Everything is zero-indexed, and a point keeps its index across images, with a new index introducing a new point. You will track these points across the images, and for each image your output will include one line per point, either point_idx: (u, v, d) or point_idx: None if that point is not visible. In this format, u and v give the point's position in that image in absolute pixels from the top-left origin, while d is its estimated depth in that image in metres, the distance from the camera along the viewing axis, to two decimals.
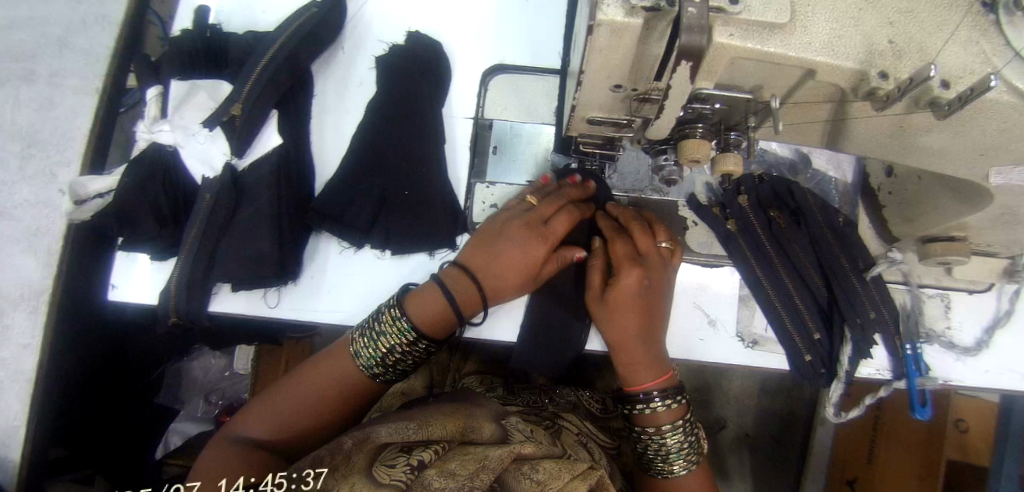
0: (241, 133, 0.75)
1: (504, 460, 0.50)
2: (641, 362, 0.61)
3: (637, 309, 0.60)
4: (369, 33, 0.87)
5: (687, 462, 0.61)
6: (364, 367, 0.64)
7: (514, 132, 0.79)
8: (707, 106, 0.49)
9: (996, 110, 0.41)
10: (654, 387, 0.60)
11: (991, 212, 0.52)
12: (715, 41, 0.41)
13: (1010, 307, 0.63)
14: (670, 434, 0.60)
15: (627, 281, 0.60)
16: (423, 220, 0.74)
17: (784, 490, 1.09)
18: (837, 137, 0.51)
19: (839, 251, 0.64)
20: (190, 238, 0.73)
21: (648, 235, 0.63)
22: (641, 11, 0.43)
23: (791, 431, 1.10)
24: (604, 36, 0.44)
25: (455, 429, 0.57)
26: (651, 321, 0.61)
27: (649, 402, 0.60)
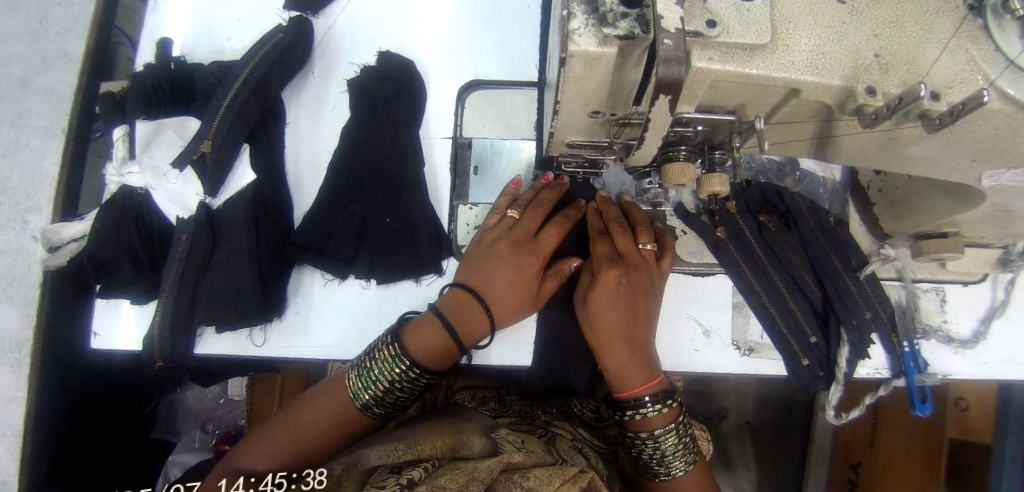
0: (213, 172, 0.73)
1: (494, 470, 0.53)
2: (629, 366, 0.59)
3: (619, 313, 0.59)
4: (339, 54, 0.83)
5: (685, 463, 0.60)
6: (360, 402, 0.63)
7: (494, 150, 0.77)
8: (689, 128, 0.47)
9: (987, 119, 0.40)
10: (646, 392, 0.59)
11: (983, 209, 0.52)
12: (695, 67, 0.39)
13: (1006, 296, 0.62)
14: (664, 437, 0.59)
15: (607, 284, 0.59)
16: (407, 248, 0.72)
17: (787, 475, 1.11)
18: (825, 150, 0.49)
19: (830, 251, 0.63)
20: (169, 285, 0.73)
21: (629, 237, 0.62)
22: (615, 40, 0.41)
23: (792, 417, 1.12)
24: (578, 66, 0.43)
25: (445, 447, 0.59)
26: (636, 326, 0.60)
27: (639, 408, 0.59)
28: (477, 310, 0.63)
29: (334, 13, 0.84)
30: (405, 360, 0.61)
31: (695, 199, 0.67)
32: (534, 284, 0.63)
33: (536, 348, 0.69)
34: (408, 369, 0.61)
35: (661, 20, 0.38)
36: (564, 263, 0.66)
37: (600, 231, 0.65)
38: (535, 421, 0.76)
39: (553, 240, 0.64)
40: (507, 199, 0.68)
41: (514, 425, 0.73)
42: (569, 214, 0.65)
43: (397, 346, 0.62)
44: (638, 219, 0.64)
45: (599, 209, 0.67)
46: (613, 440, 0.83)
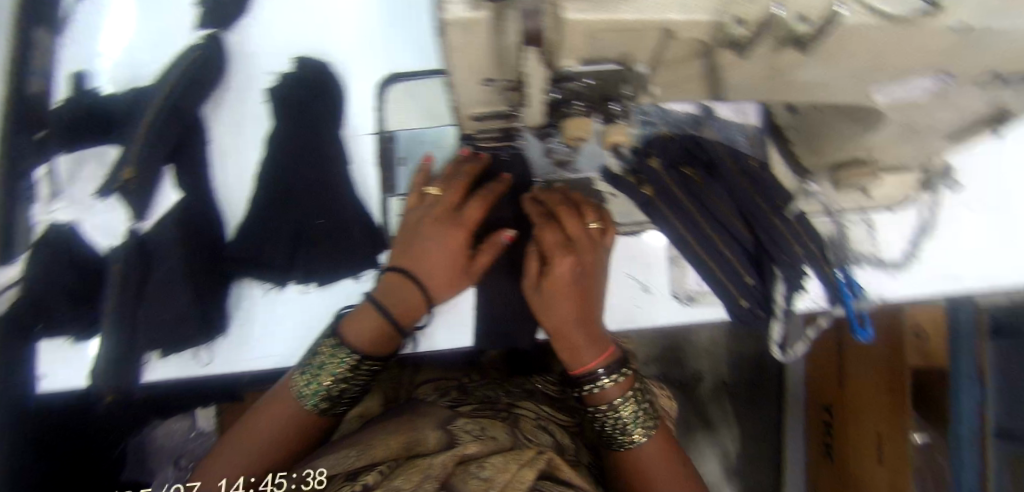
0: (138, 196, 0.74)
1: (448, 464, 0.54)
2: (581, 344, 0.59)
3: (570, 295, 0.59)
4: (254, 64, 0.82)
5: (646, 429, 0.60)
6: (308, 405, 0.62)
7: (417, 139, 0.76)
8: (579, 82, 0.47)
9: (864, 35, 0.39)
10: (600, 364, 0.59)
11: (888, 129, 0.52)
12: (567, 19, 0.38)
13: (931, 216, 0.63)
14: (623, 406, 0.59)
15: (558, 269, 0.58)
16: (341, 244, 0.72)
17: (766, 424, 1.14)
18: (718, 91, 0.49)
19: (757, 193, 0.61)
20: (108, 315, 0.72)
21: (574, 218, 0.61)
22: (484, 3, 0.39)
23: (765, 373, 1.14)
24: (457, 33, 0.42)
25: (400, 446, 0.60)
26: (588, 306, 0.60)
27: (593, 382, 0.59)
28: (413, 291, 0.63)
29: (247, 25, 0.83)
30: (346, 351, 0.61)
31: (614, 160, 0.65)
32: (463, 258, 0.62)
33: (483, 328, 0.69)
34: (350, 357, 0.61)
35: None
36: (495, 236, 0.65)
37: (544, 216, 0.61)
38: (497, 405, 0.76)
39: (479, 213, 0.63)
40: (422, 177, 0.68)
41: (475, 412, 0.72)
42: (492, 188, 0.63)
43: (337, 339, 0.62)
44: (580, 201, 0.63)
45: (537, 197, 0.64)
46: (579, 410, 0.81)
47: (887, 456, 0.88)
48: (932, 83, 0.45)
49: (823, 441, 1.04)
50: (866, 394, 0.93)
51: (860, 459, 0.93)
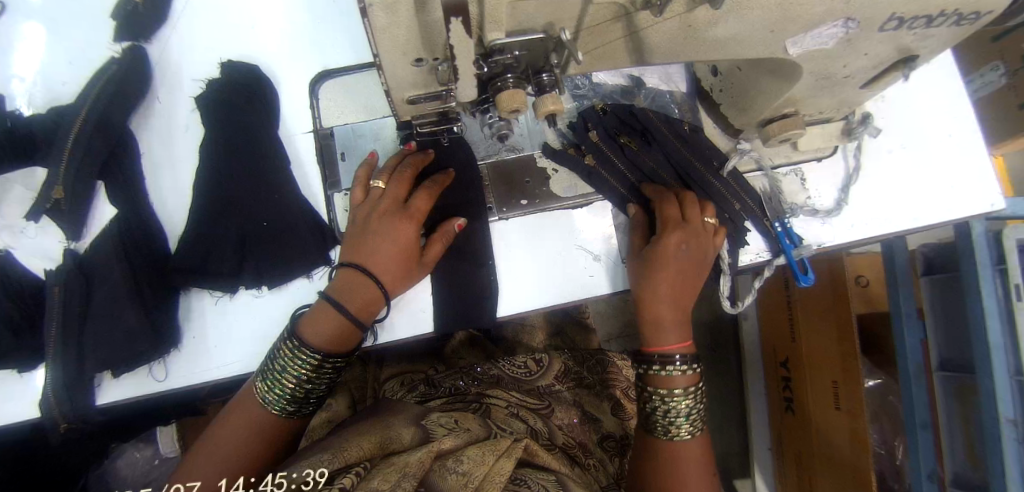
0: (71, 216, 0.70)
1: (425, 462, 0.51)
2: (666, 323, 0.58)
3: (677, 275, 0.59)
4: (180, 74, 0.80)
5: (692, 427, 0.57)
6: (276, 409, 0.61)
7: (356, 134, 0.75)
8: (507, 55, 0.47)
9: None
10: (677, 351, 0.58)
11: (806, 80, 0.55)
12: None
13: (857, 162, 0.66)
14: (682, 398, 0.56)
15: (672, 243, 0.58)
16: (288, 246, 0.71)
17: (728, 383, 1.24)
18: (642, 54, 0.50)
19: (691, 155, 0.66)
20: (51, 342, 0.67)
21: (697, 208, 0.61)
22: None
23: (721, 335, 1.25)
24: (379, 14, 0.41)
25: (374, 447, 0.56)
26: (684, 294, 0.59)
27: (666, 364, 0.57)
28: (366, 284, 0.62)
29: (169, 36, 0.80)
30: (308, 350, 0.59)
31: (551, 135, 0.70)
32: (414, 247, 0.63)
33: (438, 316, 0.68)
34: (310, 357, 0.59)
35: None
36: (445, 226, 0.65)
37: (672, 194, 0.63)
38: (467, 396, 0.76)
39: (427, 203, 0.64)
40: (365, 171, 0.68)
41: (445, 406, 0.72)
42: (437, 181, 0.65)
43: (294, 341, 0.60)
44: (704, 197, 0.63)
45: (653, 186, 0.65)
46: (546, 392, 0.81)
47: (844, 403, 0.90)
48: (840, 31, 0.47)
49: (783, 396, 1.06)
50: (816, 349, 0.96)
51: (822, 417, 0.95)
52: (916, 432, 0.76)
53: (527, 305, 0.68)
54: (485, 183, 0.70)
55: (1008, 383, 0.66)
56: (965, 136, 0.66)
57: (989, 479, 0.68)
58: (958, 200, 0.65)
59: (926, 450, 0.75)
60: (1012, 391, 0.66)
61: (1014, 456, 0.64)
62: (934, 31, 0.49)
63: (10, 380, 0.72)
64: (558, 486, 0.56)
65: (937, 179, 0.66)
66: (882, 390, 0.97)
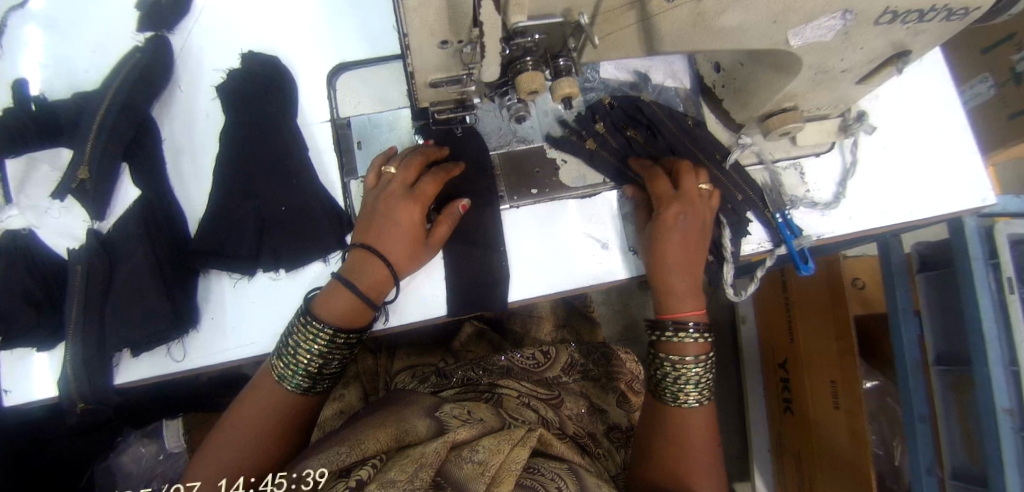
0: (97, 195, 0.72)
1: (442, 452, 0.49)
2: (681, 292, 0.61)
3: (683, 243, 0.60)
4: (202, 63, 0.81)
5: (701, 395, 0.61)
6: (292, 386, 0.63)
7: (373, 124, 0.78)
8: (528, 38, 0.50)
9: None
10: (691, 318, 0.61)
11: (806, 74, 0.58)
12: None
13: (853, 157, 0.70)
14: (693, 364, 0.59)
15: (671, 214, 0.60)
16: (307, 229, 0.73)
17: (728, 387, 1.25)
18: (653, 42, 0.54)
19: (693, 148, 0.69)
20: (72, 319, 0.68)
21: (693, 174, 0.62)
22: None
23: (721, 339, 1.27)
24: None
25: (391, 438, 0.55)
26: (693, 259, 0.61)
27: (680, 330, 0.60)
28: (377, 264, 0.63)
29: (192, 26, 0.82)
30: (321, 325, 0.61)
31: (558, 127, 0.72)
32: (419, 228, 0.64)
33: (450, 297, 0.69)
34: (322, 331, 0.61)
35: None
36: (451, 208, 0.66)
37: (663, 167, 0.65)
38: (480, 386, 0.75)
39: (435, 188, 0.65)
40: (382, 158, 0.70)
41: (459, 396, 0.72)
42: (447, 169, 0.67)
43: (309, 316, 0.62)
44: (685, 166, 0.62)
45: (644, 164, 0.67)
46: (554, 383, 0.81)
47: (843, 401, 0.91)
48: (839, 23, 0.51)
49: (782, 398, 1.07)
50: (816, 349, 0.97)
51: (825, 420, 0.95)
52: (915, 426, 0.77)
53: (534, 292, 0.70)
54: (497, 172, 0.71)
55: (1003, 373, 0.67)
56: (955, 135, 0.70)
57: (986, 470, 0.69)
58: (948, 194, 0.68)
59: (925, 444, 0.76)
60: (1007, 381, 0.67)
61: (1011, 446, 0.65)
62: (925, 27, 0.53)
63: (26, 355, 0.72)
64: (571, 474, 0.54)
65: (929, 175, 0.69)
66: (880, 392, 0.98)
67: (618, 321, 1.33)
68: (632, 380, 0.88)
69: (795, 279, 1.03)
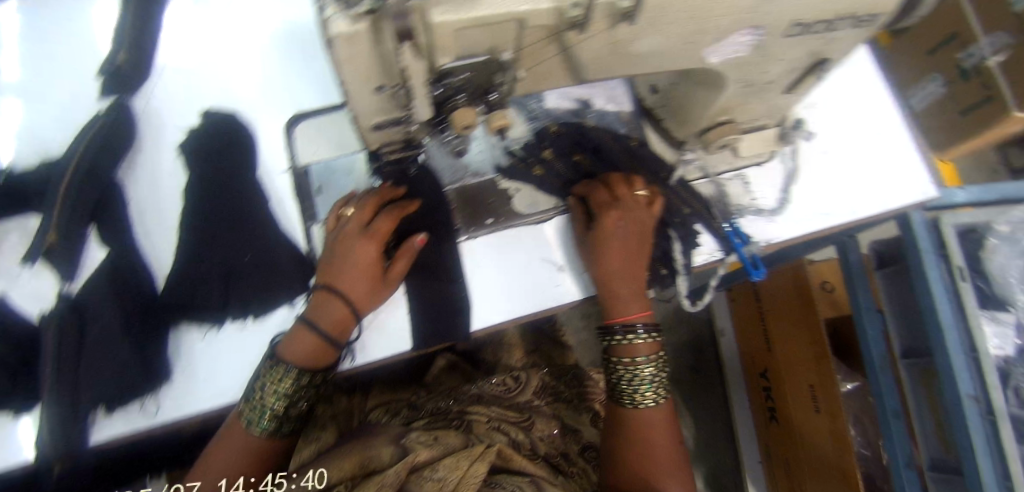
0: (64, 258, 0.74)
1: (402, 473, 0.53)
2: (629, 296, 0.64)
3: (626, 248, 0.64)
4: (163, 122, 0.84)
5: (655, 394, 0.64)
6: (259, 431, 0.63)
7: (330, 169, 0.80)
8: (457, 77, 0.53)
9: (678, 3, 0.48)
10: (639, 319, 0.64)
11: (734, 88, 0.61)
12: (434, 21, 0.45)
13: (794, 163, 0.73)
14: (644, 364, 0.63)
15: (612, 219, 0.64)
16: (271, 275, 0.74)
17: (717, 403, 1.27)
18: (580, 71, 0.57)
19: (640, 168, 0.74)
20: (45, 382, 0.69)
21: (626, 185, 0.68)
22: (363, 16, 0.45)
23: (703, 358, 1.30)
24: (343, 47, 0.47)
25: (356, 465, 0.57)
26: (635, 262, 0.65)
27: (629, 332, 0.63)
28: (337, 304, 0.64)
29: (154, 88, 0.86)
30: (286, 367, 0.62)
31: (508, 156, 0.75)
32: (378, 264, 0.66)
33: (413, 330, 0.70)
34: (288, 372, 0.62)
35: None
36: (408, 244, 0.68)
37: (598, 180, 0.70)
38: (449, 414, 0.75)
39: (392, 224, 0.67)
40: (340, 202, 0.72)
41: (428, 425, 0.71)
42: (403, 206, 0.69)
43: (274, 359, 0.63)
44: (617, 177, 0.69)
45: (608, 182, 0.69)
46: (525, 407, 0.82)
47: (822, 405, 0.93)
48: (750, 39, 0.54)
49: (767, 407, 1.10)
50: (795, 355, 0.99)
51: (809, 428, 0.96)
52: (888, 421, 0.78)
53: (497, 319, 0.70)
54: (452, 207, 0.73)
55: (964, 359, 0.69)
56: (891, 129, 0.74)
57: (960, 459, 0.69)
58: (891, 187, 0.71)
59: (902, 439, 0.77)
60: (971, 368, 0.68)
61: (979, 432, 0.66)
62: (837, 34, 0.56)
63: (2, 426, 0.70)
64: (529, 485, 0.58)
65: (872, 174, 0.72)
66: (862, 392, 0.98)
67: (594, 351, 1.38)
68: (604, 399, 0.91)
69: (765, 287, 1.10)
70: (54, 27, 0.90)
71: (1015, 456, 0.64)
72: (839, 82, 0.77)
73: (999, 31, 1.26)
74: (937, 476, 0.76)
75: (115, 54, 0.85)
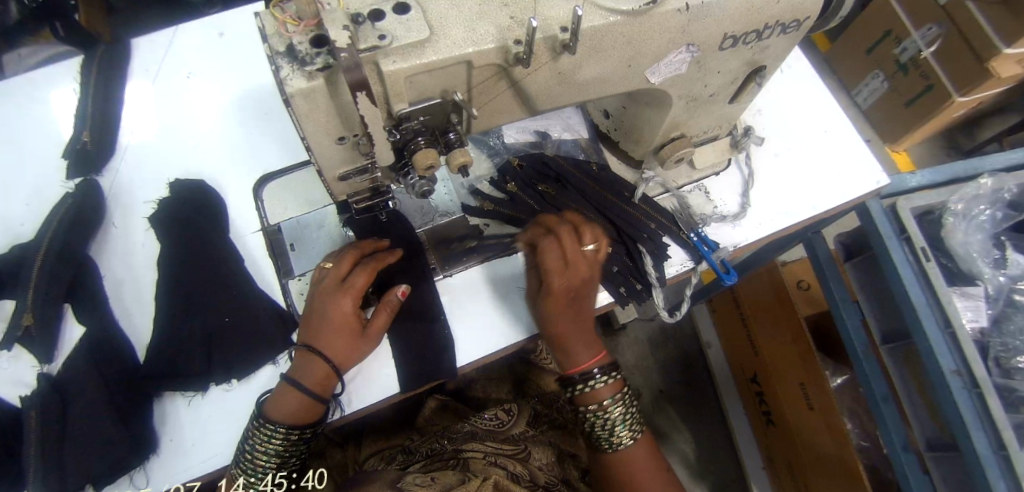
0: (43, 339, 0.73)
1: None
2: (580, 350, 0.66)
3: (574, 309, 0.66)
4: (133, 197, 0.86)
5: (631, 431, 0.67)
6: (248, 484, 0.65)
7: (302, 224, 0.82)
8: (414, 121, 0.55)
9: (613, 31, 0.51)
10: (594, 365, 0.66)
11: (679, 102, 0.65)
12: (385, 71, 0.47)
13: (748, 169, 0.82)
14: (612, 406, 0.65)
15: (559, 287, 0.64)
16: (251, 334, 0.74)
17: (709, 402, 1.46)
18: (530, 103, 0.60)
19: (604, 190, 0.80)
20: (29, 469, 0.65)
21: (575, 243, 0.64)
22: (318, 73, 0.47)
23: (693, 365, 1.49)
24: (302, 103, 0.49)
25: None
26: (583, 315, 0.66)
27: (589, 380, 0.65)
28: (317, 362, 0.64)
29: (121, 166, 0.88)
30: (273, 425, 0.61)
31: (474, 194, 0.80)
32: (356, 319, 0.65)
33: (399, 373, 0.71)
34: (276, 432, 0.61)
35: (335, 41, 0.44)
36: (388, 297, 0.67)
37: (547, 232, 0.67)
38: (445, 454, 0.75)
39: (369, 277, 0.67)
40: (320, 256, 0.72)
41: (425, 468, 0.71)
42: (382, 256, 0.69)
43: (261, 419, 0.62)
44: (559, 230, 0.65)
45: (558, 242, 0.64)
46: (521, 438, 0.82)
47: (814, 400, 1.05)
48: (686, 56, 0.57)
49: (763, 412, 1.26)
50: (779, 357, 1.15)
51: (806, 422, 1.09)
52: (881, 406, 0.84)
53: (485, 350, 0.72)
54: (426, 248, 0.77)
55: (941, 335, 0.73)
56: (838, 128, 0.84)
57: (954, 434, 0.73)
58: (847, 183, 0.80)
59: (895, 422, 0.83)
60: (948, 342, 0.73)
61: (967, 403, 0.71)
62: (767, 43, 0.59)
63: None
64: None
65: (819, 170, 0.81)
66: None
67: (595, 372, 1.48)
68: None
69: (753, 285, 1.22)
70: (22, 114, 0.92)
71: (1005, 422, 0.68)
72: (780, 92, 0.87)
73: (928, 24, 1.35)
74: (935, 454, 0.80)
75: (79, 134, 0.86)
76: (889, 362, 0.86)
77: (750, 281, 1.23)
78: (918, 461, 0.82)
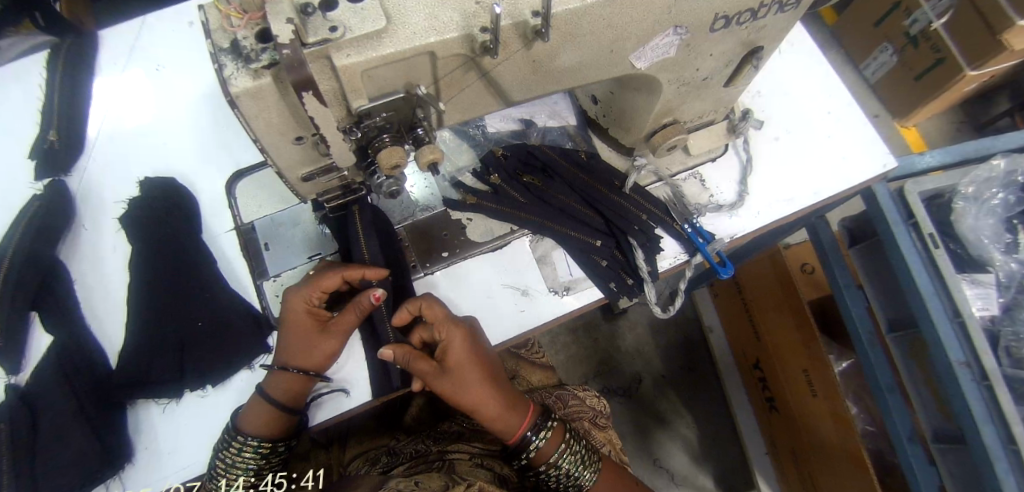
0: (7, 349, 0.71)
1: None
2: (504, 412, 0.64)
3: (477, 360, 0.64)
4: (100, 197, 0.83)
5: (592, 470, 0.68)
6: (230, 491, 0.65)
7: (277, 222, 0.78)
8: (377, 117, 0.51)
9: (593, 13, 0.46)
10: (528, 428, 0.65)
11: (670, 87, 0.60)
12: (338, 65, 0.43)
13: (747, 154, 0.77)
14: (561, 458, 0.66)
15: (451, 336, 0.63)
16: (225, 340, 0.71)
17: (709, 387, 1.44)
18: (504, 92, 0.55)
19: (592, 181, 0.76)
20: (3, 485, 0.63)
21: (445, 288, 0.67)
22: (264, 71, 0.42)
23: (693, 351, 1.46)
24: (249, 103, 0.44)
25: None
26: (490, 369, 0.65)
27: (529, 445, 0.65)
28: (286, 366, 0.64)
29: (87, 165, 0.84)
30: (250, 440, 0.61)
31: (455, 187, 0.76)
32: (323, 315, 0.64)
33: (379, 377, 0.69)
34: (251, 445, 0.62)
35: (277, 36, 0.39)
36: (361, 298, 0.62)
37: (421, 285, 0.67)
38: (430, 457, 0.76)
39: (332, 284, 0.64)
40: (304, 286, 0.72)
41: (409, 470, 0.72)
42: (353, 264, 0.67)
43: (233, 433, 0.62)
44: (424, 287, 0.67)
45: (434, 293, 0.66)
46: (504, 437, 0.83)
47: (818, 388, 1.02)
48: (674, 39, 0.52)
49: (765, 395, 1.24)
50: (783, 344, 1.11)
51: (808, 408, 1.06)
52: (886, 397, 0.81)
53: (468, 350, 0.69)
54: (405, 245, 0.74)
55: (951, 326, 0.69)
56: (841, 108, 0.79)
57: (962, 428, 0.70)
58: (850, 167, 0.75)
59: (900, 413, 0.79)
60: (958, 334, 0.69)
61: (977, 397, 0.67)
62: (765, 22, 0.54)
63: None
64: None
65: (821, 153, 0.76)
66: None
67: (592, 359, 1.46)
68: (594, 416, 0.92)
69: (753, 271, 1.19)
70: None
71: (1016, 418, 0.64)
72: (780, 68, 0.82)
73: None
74: (942, 446, 0.77)
75: (46, 133, 0.81)
76: (896, 351, 0.82)
77: (750, 266, 1.20)
78: (923, 452, 0.79)
